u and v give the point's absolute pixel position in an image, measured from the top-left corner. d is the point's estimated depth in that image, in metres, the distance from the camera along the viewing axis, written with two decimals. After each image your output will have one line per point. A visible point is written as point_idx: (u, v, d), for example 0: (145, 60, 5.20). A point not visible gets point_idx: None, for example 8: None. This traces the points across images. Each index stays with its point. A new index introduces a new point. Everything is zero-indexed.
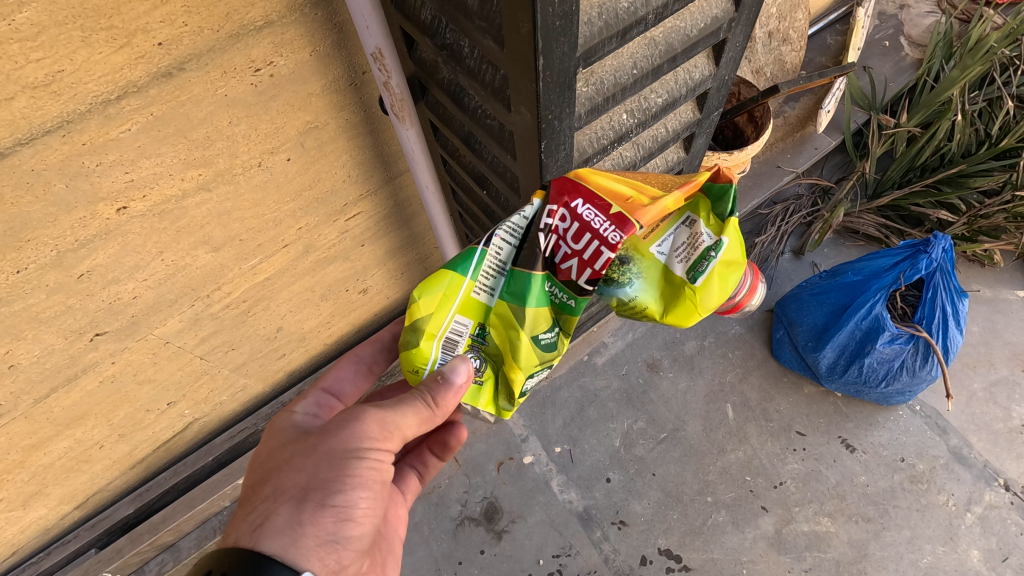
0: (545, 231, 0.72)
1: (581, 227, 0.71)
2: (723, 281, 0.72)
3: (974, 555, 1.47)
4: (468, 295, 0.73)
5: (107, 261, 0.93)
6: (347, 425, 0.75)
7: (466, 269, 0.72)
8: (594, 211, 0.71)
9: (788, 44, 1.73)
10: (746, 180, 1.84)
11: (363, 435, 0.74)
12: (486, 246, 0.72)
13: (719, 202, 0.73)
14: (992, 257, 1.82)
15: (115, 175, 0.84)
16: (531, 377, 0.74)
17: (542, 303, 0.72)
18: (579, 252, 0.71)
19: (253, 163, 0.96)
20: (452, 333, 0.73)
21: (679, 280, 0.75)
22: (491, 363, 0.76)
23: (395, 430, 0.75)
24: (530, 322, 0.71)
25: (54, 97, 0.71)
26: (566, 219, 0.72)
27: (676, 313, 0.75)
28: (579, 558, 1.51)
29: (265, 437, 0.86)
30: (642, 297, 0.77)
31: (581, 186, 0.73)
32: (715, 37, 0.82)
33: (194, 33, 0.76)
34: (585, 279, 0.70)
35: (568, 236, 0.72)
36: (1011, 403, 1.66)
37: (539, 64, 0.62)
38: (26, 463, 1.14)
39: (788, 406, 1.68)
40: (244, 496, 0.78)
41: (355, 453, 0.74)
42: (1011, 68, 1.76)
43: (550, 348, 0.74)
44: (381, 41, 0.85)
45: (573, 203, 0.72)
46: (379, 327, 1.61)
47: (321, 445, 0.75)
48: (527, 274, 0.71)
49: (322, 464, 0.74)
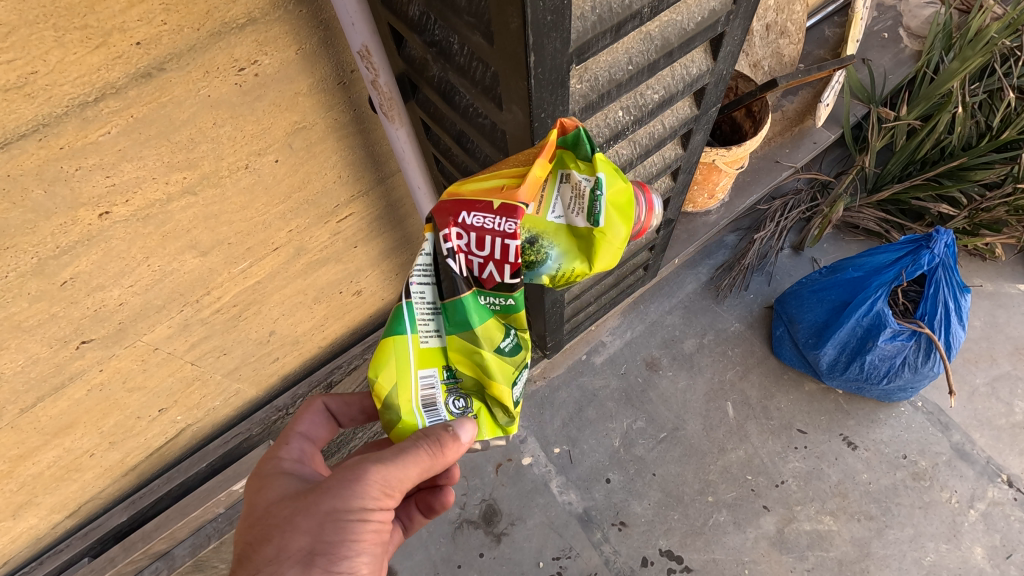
0: (449, 257, 0.67)
1: (478, 235, 0.65)
2: (622, 210, 0.66)
3: (977, 552, 1.46)
4: (421, 348, 0.71)
5: (90, 268, 0.91)
6: (349, 484, 0.69)
7: (402, 327, 0.70)
8: (480, 216, 0.65)
9: (786, 37, 1.70)
10: (746, 174, 1.81)
11: (367, 494, 0.69)
12: (409, 299, 0.70)
13: (578, 147, 0.68)
14: (993, 251, 1.79)
15: (96, 180, 0.81)
16: (515, 382, 0.75)
17: (490, 317, 0.71)
18: (490, 254, 0.66)
19: (239, 165, 0.94)
20: (426, 390, 0.72)
21: (585, 231, 0.67)
22: (475, 396, 0.75)
23: (400, 485, 0.70)
24: (482, 338, 0.70)
25: (28, 100, 0.69)
26: (463, 235, 0.66)
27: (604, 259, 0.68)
28: (579, 561, 1.49)
29: (250, 489, 0.77)
30: (564, 262, 0.70)
31: (458, 200, 0.67)
32: (713, 30, 0.79)
33: (173, 32, 0.73)
34: (511, 275, 0.66)
35: (473, 247, 0.66)
36: (1013, 398, 1.65)
37: (530, 61, 0.60)
38: (15, 473, 1.12)
39: (788, 404, 1.67)
40: (241, 556, 0.71)
41: (359, 513, 0.68)
42: (1011, 59, 1.74)
43: (513, 349, 0.74)
44: (367, 38, 0.81)
45: (461, 217, 0.66)
46: (375, 329, 1.59)
47: (322, 504, 0.69)
48: (458, 299, 0.69)
49: (329, 526, 0.68)
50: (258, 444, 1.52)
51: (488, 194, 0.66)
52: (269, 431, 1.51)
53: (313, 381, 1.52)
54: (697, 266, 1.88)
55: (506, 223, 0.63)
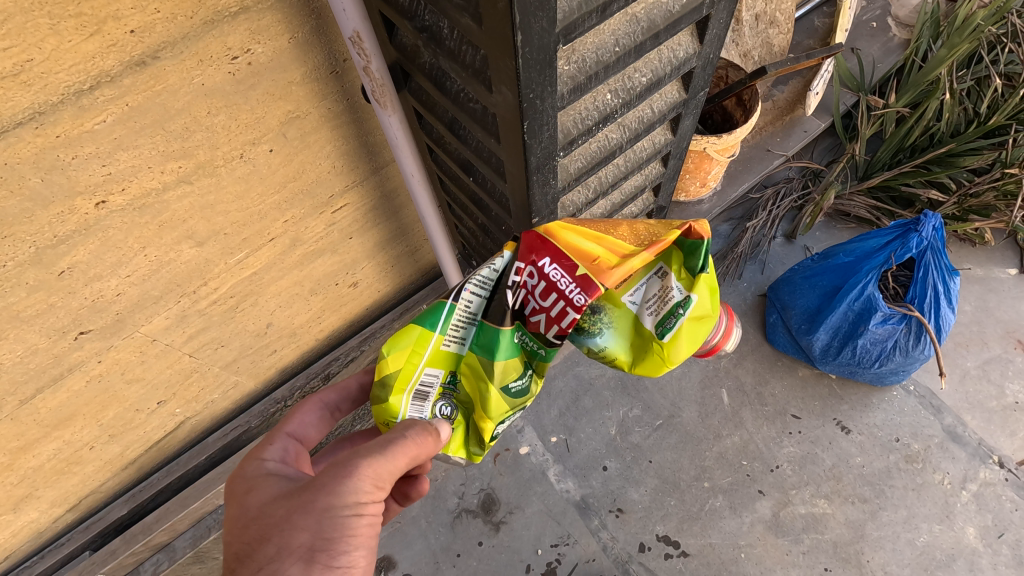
0: (510, 287, 0.75)
1: (547, 286, 0.73)
2: (693, 335, 0.75)
3: (970, 532, 1.48)
4: (438, 347, 0.78)
5: (88, 257, 0.92)
6: (340, 479, 0.68)
7: (435, 323, 0.77)
8: (560, 272, 0.73)
9: (776, 27, 1.72)
10: (737, 163, 1.83)
11: (360, 487, 0.68)
12: (455, 300, 0.78)
13: (690, 257, 0.76)
14: (983, 236, 1.80)
15: (93, 168, 0.82)
16: (500, 423, 0.79)
17: (513, 354, 0.76)
18: (547, 308, 0.74)
19: (234, 154, 0.95)
20: (422, 384, 0.78)
21: (648, 332, 0.78)
22: (461, 410, 0.81)
23: (391, 473, 0.70)
24: (498, 374, 0.75)
25: (24, 88, 0.70)
26: (535, 277, 0.75)
27: (646, 364, 0.78)
28: (578, 547, 1.50)
29: (239, 492, 0.76)
30: (612, 348, 0.80)
31: (548, 243, 0.75)
32: (698, 13, 0.81)
33: (166, 20, 0.74)
34: (553, 334, 0.73)
35: (537, 293, 0.74)
36: (1004, 380, 1.67)
37: (517, 41, 0.61)
38: (15, 465, 1.13)
39: (783, 389, 1.68)
40: (238, 556, 0.70)
41: (354, 505, 0.68)
42: (999, 46, 1.76)
43: (521, 394, 0.78)
44: (359, 24, 0.82)
45: (539, 261, 0.75)
46: (372, 321, 1.60)
47: (318, 499, 0.68)
48: (495, 329, 0.75)
49: (327, 523, 0.67)
50: (255, 437, 1.53)
51: (579, 257, 0.74)
52: (266, 423, 1.53)
53: (310, 373, 1.54)
54: None
55: (575, 290, 0.71)
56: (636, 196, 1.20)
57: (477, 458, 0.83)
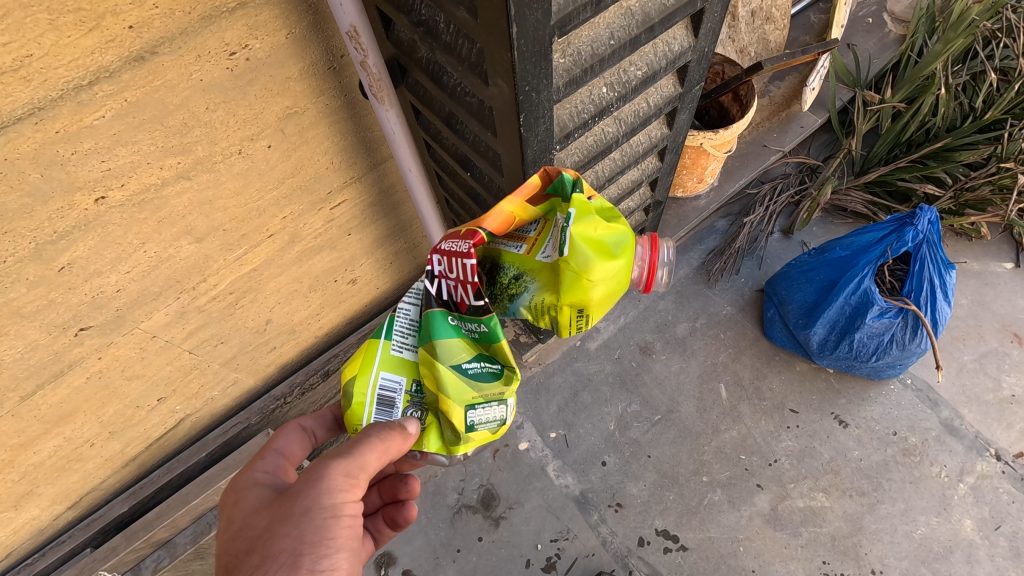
0: (430, 278, 0.76)
1: (446, 257, 0.74)
2: (588, 244, 0.74)
3: (967, 524, 1.48)
4: (388, 353, 0.79)
5: (87, 253, 0.92)
6: (315, 481, 0.71)
7: (381, 332, 0.79)
8: (452, 241, 0.75)
9: (771, 23, 1.73)
10: (734, 159, 1.83)
11: (337, 488, 0.71)
12: (393, 311, 0.80)
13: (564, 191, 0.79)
14: (979, 231, 1.84)
15: (92, 164, 0.83)
16: (471, 409, 0.76)
17: (456, 336, 0.75)
18: (459, 277, 0.74)
19: (232, 150, 0.95)
20: (384, 390, 0.78)
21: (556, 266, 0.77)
22: (431, 410, 0.78)
23: (363, 471, 0.72)
24: (444, 354, 0.74)
25: (23, 83, 0.70)
26: (438, 260, 0.76)
27: (571, 294, 0.77)
28: (577, 542, 1.51)
29: (228, 504, 0.78)
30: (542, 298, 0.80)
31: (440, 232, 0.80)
32: (692, 6, 0.81)
33: (165, 16, 0.75)
34: (475, 296, 0.73)
35: (445, 271, 0.75)
36: (1001, 373, 1.67)
37: (513, 33, 0.62)
38: (16, 462, 1.13)
39: (780, 384, 1.69)
40: (227, 569, 0.71)
41: (331, 506, 0.70)
42: (993, 41, 1.76)
43: (479, 375, 0.76)
44: (356, 19, 0.83)
45: (437, 246, 0.77)
46: (370, 318, 1.61)
47: (297, 504, 0.70)
48: (426, 314, 0.75)
49: (306, 526, 0.69)
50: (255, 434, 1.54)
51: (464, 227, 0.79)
52: (266, 420, 1.53)
53: (310, 370, 1.54)
54: (688, 252, 1.91)
55: (461, 243, 0.73)
56: (634, 190, 1.21)
57: (461, 451, 0.78)
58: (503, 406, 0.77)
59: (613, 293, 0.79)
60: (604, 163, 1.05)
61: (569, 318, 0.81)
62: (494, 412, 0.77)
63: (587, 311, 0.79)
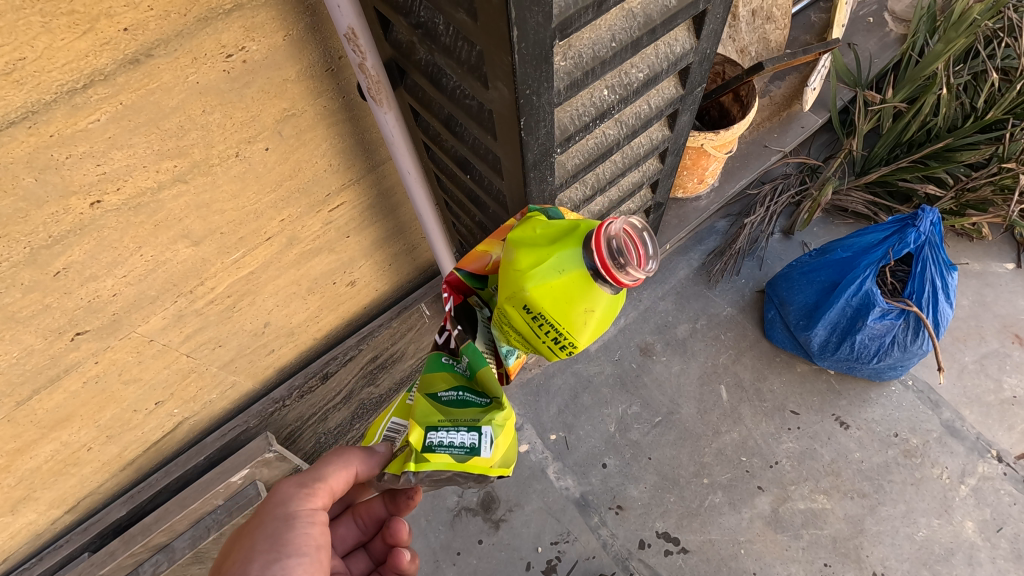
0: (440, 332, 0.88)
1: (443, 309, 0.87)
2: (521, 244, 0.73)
3: (968, 526, 1.48)
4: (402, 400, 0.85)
5: (83, 257, 0.91)
6: (274, 499, 0.82)
7: None
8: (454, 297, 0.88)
9: (772, 22, 1.72)
10: (735, 159, 1.83)
11: (291, 499, 0.81)
12: None
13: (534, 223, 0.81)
14: (980, 231, 1.83)
15: (87, 168, 0.81)
16: (435, 430, 0.73)
17: (440, 370, 0.80)
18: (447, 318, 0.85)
19: (229, 153, 0.94)
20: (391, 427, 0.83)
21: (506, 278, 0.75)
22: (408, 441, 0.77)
23: (317, 483, 0.82)
24: (426, 382, 0.79)
25: (16, 86, 0.69)
26: None
27: (507, 294, 0.71)
28: (577, 545, 1.50)
29: None
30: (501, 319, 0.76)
31: None
32: (695, 7, 0.81)
33: (160, 18, 0.74)
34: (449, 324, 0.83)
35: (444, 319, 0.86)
36: (1002, 374, 1.67)
37: (513, 36, 0.61)
38: (12, 467, 1.12)
39: (781, 385, 1.69)
40: None
41: (286, 513, 0.79)
42: (994, 41, 1.76)
43: (455, 403, 0.76)
44: (354, 20, 0.81)
45: None
46: (369, 320, 1.61)
47: (256, 517, 0.80)
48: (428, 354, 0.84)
49: (262, 534, 0.77)
50: (254, 436, 1.53)
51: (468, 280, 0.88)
52: (265, 423, 1.52)
53: (309, 372, 1.54)
54: (688, 253, 1.90)
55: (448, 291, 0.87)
56: (635, 192, 1.20)
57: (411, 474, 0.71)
58: (473, 433, 0.72)
59: (566, 295, 0.69)
60: (604, 166, 1.04)
61: (529, 330, 0.72)
62: (460, 436, 0.72)
63: (534, 312, 0.70)
